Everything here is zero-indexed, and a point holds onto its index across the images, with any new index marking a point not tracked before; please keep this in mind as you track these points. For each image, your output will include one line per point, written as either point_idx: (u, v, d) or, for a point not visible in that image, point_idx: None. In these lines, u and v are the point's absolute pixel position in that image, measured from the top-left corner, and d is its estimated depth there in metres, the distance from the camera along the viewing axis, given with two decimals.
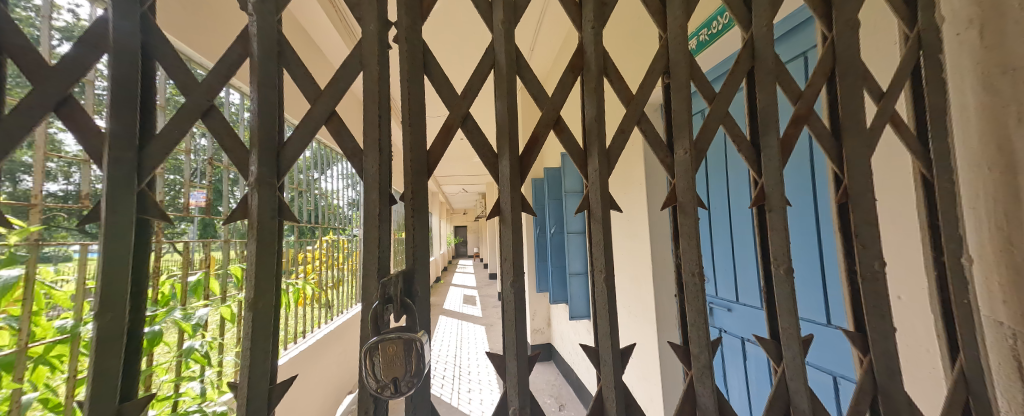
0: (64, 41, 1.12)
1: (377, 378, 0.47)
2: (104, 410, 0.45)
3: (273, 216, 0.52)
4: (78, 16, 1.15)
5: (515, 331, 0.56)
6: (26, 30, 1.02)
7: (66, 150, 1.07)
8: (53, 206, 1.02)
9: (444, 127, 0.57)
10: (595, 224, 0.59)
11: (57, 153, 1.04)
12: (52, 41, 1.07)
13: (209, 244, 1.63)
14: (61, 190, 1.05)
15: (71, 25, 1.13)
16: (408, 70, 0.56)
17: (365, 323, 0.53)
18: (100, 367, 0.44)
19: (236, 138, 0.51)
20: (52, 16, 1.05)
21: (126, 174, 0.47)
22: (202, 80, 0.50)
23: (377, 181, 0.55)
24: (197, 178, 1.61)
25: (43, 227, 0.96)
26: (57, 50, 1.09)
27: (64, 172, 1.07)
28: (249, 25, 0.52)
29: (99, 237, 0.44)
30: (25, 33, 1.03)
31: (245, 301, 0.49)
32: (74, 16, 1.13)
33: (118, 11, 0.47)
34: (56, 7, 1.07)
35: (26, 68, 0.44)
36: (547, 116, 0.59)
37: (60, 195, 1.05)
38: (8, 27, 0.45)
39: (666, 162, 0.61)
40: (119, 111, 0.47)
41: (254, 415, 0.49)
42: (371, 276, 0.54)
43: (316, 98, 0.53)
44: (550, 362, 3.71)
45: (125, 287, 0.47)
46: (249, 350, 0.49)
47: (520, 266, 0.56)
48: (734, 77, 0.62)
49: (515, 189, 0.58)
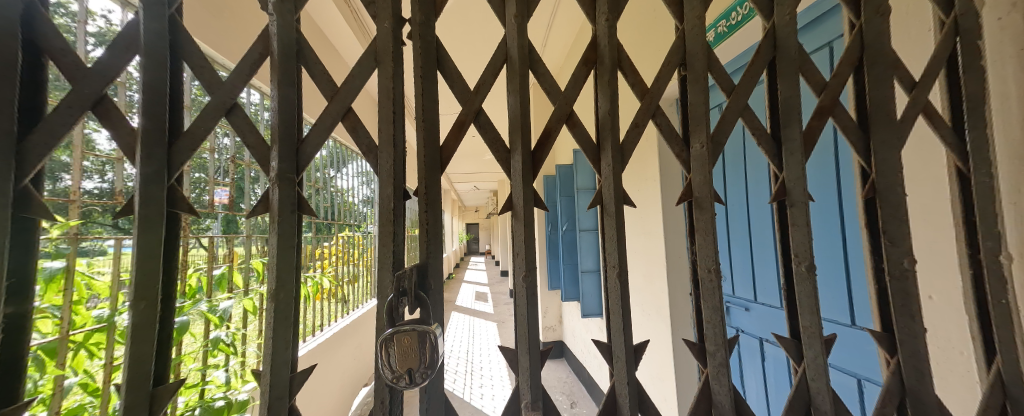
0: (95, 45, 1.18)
1: (392, 368, 0.48)
2: (138, 395, 0.47)
3: (293, 210, 0.53)
4: (109, 20, 1.21)
5: (527, 326, 0.56)
6: (64, 35, 1.08)
7: (100, 149, 1.13)
8: (89, 201, 1.08)
9: (457, 124, 0.58)
10: (607, 219, 0.59)
11: (93, 153, 1.11)
12: (86, 45, 1.13)
13: (232, 239, 1.70)
14: (96, 188, 1.12)
15: (103, 30, 1.19)
16: (421, 68, 0.57)
17: (381, 315, 0.54)
18: (135, 353, 0.47)
19: (259, 136, 0.53)
20: (87, 22, 1.11)
21: (157, 170, 0.49)
22: (226, 78, 0.52)
23: (391, 176, 0.56)
24: (222, 175, 1.68)
25: (81, 222, 1.02)
26: (91, 55, 1.15)
27: (99, 170, 1.13)
28: (269, 25, 0.54)
29: (134, 231, 0.47)
30: (63, 38, 1.09)
31: (267, 293, 0.51)
32: (106, 22, 1.19)
33: (148, 14, 0.50)
34: (90, 13, 1.13)
35: (67, 71, 0.47)
36: (560, 111, 0.59)
37: (96, 192, 1.12)
38: (48, 30, 0.48)
39: (681, 157, 0.59)
40: (151, 109, 0.49)
41: (276, 402, 0.51)
42: (387, 269, 0.56)
43: (333, 96, 0.55)
44: (562, 359, 3.71)
45: (157, 278, 0.49)
46: (271, 340, 0.51)
47: (532, 261, 0.56)
48: (753, 68, 0.60)
49: (527, 185, 0.58)
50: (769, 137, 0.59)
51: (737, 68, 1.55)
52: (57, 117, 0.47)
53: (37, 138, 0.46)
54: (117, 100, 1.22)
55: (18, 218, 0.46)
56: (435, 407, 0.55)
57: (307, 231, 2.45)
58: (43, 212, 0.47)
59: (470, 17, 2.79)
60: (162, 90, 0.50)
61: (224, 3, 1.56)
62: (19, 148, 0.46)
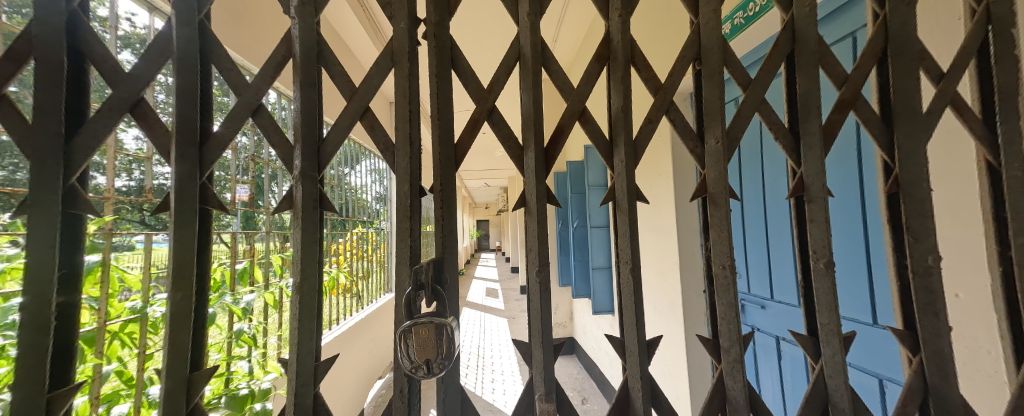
0: (125, 48, 1.24)
1: (411, 358, 0.51)
2: (177, 378, 0.50)
3: (315, 207, 0.55)
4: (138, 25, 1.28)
5: (541, 321, 0.57)
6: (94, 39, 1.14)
7: (128, 148, 1.19)
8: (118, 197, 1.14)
9: (471, 121, 0.59)
10: (621, 215, 0.59)
11: (122, 152, 1.17)
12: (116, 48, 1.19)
13: (252, 235, 1.76)
14: (125, 186, 1.18)
15: (130, 33, 1.25)
16: (436, 67, 0.58)
17: (399, 308, 0.56)
18: (174, 340, 0.50)
19: (282, 135, 0.56)
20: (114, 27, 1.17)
21: (191, 169, 0.52)
22: (252, 81, 0.54)
23: (408, 173, 0.58)
24: (241, 174, 1.74)
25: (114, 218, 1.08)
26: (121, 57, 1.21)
27: (127, 169, 1.19)
28: (292, 29, 0.55)
29: (170, 226, 0.50)
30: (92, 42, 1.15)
31: (292, 285, 0.54)
32: (131, 25, 1.24)
33: (179, 21, 0.52)
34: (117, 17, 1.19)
35: (109, 76, 0.50)
36: (572, 108, 0.60)
37: (125, 190, 1.18)
38: (91, 38, 0.51)
39: (695, 152, 0.59)
40: (184, 110, 0.52)
41: (302, 388, 0.53)
42: (404, 263, 0.58)
43: (352, 95, 0.57)
44: (572, 355, 3.71)
45: (192, 270, 0.52)
46: (297, 330, 0.54)
47: (545, 256, 0.57)
48: (771, 62, 0.59)
49: (539, 181, 0.59)
50: (786, 131, 0.59)
51: (753, 61, 1.51)
52: (100, 118, 0.50)
53: (81, 139, 0.50)
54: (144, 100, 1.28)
55: (67, 214, 0.50)
56: (453, 397, 0.57)
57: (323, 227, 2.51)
58: (88, 208, 0.50)
59: (481, 14, 2.79)
60: (193, 91, 0.53)
61: (245, 7, 1.61)
62: (68, 149, 0.49)
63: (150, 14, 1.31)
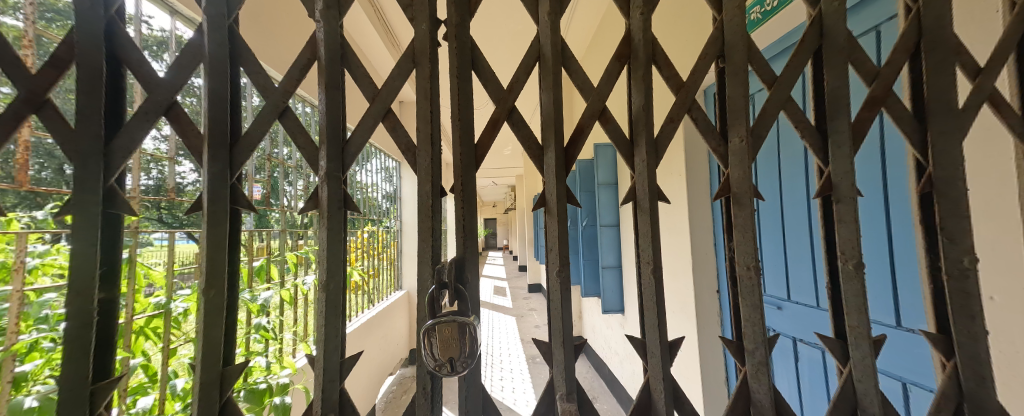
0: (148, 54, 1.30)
1: (434, 356, 0.52)
2: (211, 372, 0.52)
3: (340, 207, 0.57)
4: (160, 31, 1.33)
5: (562, 321, 0.57)
6: None
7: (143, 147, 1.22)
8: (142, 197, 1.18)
9: (491, 121, 0.59)
10: (642, 215, 0.58)
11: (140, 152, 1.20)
12: None
13: (266, 233, 1.80)
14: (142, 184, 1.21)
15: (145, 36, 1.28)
16: (457, 68, 0.59)
17: (422, 306, 0.57)
18: (208, 336, 0.52)
19: (307, 137, 0.57)
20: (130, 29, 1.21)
21: (222, 169, 0.53)
22: (278, 84, 0.55)
23: (429, 174, 0.59)
24: (256, 172, 1.79)
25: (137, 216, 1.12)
26: None
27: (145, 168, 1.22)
28: (317, 32, 0.56)
29: (204, 225, 0.52)
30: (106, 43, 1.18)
31: (318, 283, 0.55)
32: (147, 28, 1.28)
33: (211, 26, 0.53)
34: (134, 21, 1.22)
35: (145, 81, 0.52)
36: (592, 107, 0.60)
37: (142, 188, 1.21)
38: (128, 44, 0.53)
39: (718, 151, 0.58)
40: (215, 112, 0.53)
41: (329, 383, 0.55)
42: (426, 262, 0.58)
43: (374, 97, 0.58)
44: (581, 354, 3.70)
45: (224, 268, 0.54)
46: (323, 328, 0.55)
47: (566, 256, 0.57)
48: (797, 58, 0.57)
49: (560, 181, 0.59)
50: (813, 130, 0.57)
51: (777, 53, 1.42)
52: (137, 121, 0.52)
53: (120, 141, 0.51)
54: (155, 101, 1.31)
55: (107, 213, 0.52)
56: (474, 396, 0.57)
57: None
58: (126, 208, 0.52)
59: (491, 13, 2.79)
60: (223, 94, 0.54)
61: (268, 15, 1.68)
62: (107, 151, 0.51)
63: (174, 19, 1.37)
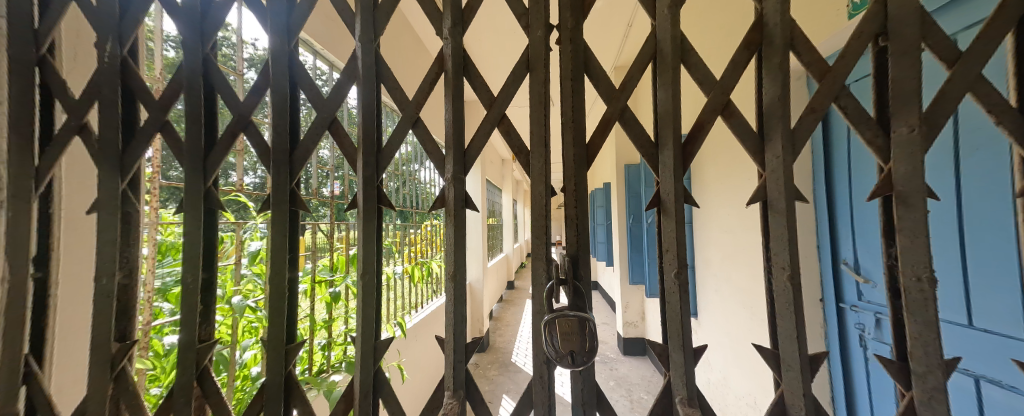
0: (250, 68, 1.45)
1: (556, 348, 0.55)
2: (367, 346, 0.62)
3: (463, 204, 0.63)
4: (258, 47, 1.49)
5: (681, 324, 0.56)
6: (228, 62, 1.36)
7: (248, 152, 1.41)
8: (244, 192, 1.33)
9: (603, 122, 0.59)
10: (775, 217, 0.54)
11: (245, 154, 1.38)
12: (243, 68, 1.40)
13: (342, 225, 1.91)
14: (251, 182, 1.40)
15: (254, 56, 1.48)
16: (571, 71, 0.60)
17: (539, 300, 0.62)
18: (365, 313, 0.62)
19: (436, 144, 0.63)
20: (241, 49, 1.39)
21: (371, 173, 0.62)
22: (413, 98, 0.62)
23: (542, 175, 0.61)
24: (336, 170, 1.95)
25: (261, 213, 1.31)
26: (246, 77, 1.42)
27: (251, 168, 1.41)
28: (445, 48, 0.62)
29: (360, 220, 0.62)
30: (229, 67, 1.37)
31: (449, 272, 0.63)
32: (254, 49, 1.47)
33: (364, 51, 0.62)
34: (244, 42, 1.41)
35: (316, 102, 0.62)
36: (715, 101, 0.56)
37: (252, 185, 1.40)
38: (300, 71, 0.64)
39: (875, 144, 0.51)
40: (367, 126, 0.62)
41: (459, 363, 0.61)
42: (541, 259, 0.62)
43: (491, 104, 0.62)
44: (645, 357, 3.46)
45: (374, 257, 0.63)
46: (453, 312, 0.63)
47: (685, 258, 0.56)
48: (992, 29, 0.48)
49: (678, 180, 0.57)
50: (1017, 114, 0.47)
51: (946, 4, 1.07)
52: (311, 135, 0.63)
53: (300, 152, 0.63)
54: (261, 110, 1.46)
55: (292, 212, 0.64)
56: (590, 389, 0.59)
57: (396, 220, 2.66)
58: (304, 207, 0.63)
59: None
60: (373, 108, 0.63)
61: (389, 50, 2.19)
62: (292, 159, 0.63)
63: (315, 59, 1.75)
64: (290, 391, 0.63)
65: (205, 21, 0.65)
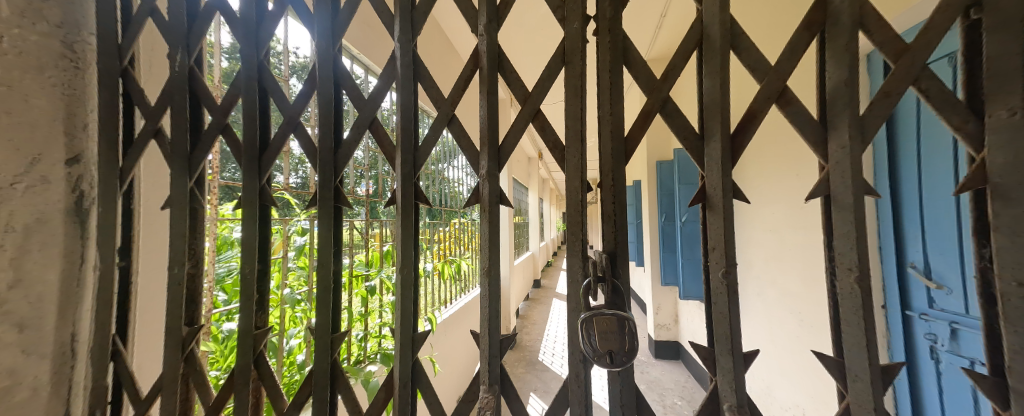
0: (293, 75, 1.55)
1: (594, 347, 0.53)
2: (405, 339, 0.63)
3: (497, 201, 0.63)
4: (301, 57, 1.59)
5: (729, 326, 0.53)
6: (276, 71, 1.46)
7: (293, 154, 1.50)
8: (291, 191, 1.42)
9: (643, 114, 0.57)
10: (839, 214, 0.50)
11: (290, 156, 1.48)
12: (288, 76, 1.49)
13: (377, 223, 1.98)
14: (295, 182, 1.49)
15: (298, 64, 1.57)
16: (609, 63, 0.58)
17: (575, 298, 0.61)
18: (404, 307, 0.64)
19: (470, 141, 0.64)
20: (287, 59, 1.49)
21: (409, 169, 0.64)
22: (449, 95, 0.63)
23: (578, 170, 0.60)
24: (371, 171, 2.04)
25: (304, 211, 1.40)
26: (291, 85, 1.51)
27: (295, 169, 1.50)
28: (480, 44, 0.62)
29: (399, 215, 0.64)
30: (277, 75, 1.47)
31: (483, 269, 0.63)
32: (298, 58, 1.57)
33: (403, 51, 0.64)
34: (289, 52, 1.51)
35: (358, 103, 0.65)
36: (769, 88, 0.52)
37: (295, 184, 1.49)
38: (343, 73, 0.67)
39: (965, 130, 0.45)
40: (406, 123, 0.64)
41: (493, 358, 0.62)
42: (577, 256, 0.61)
43: (526, 99, 0.61)
44: (678, 361, 3.32)
45: (412, 252, 0.65)
46: (488, 307, 0.63)
47: (734, 256, 0.52)
48: None
49: (726, 174, 0.53)
50: None
51: None
52: (354, 135, 0.65)
53: (343, 150, 0.66)
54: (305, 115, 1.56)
55: (336, 208, 0.67)
56: (629, 391, 0.58)
57: (425, 218, 2.73)
58: (347, 203, 0.67)
59: None
60: (410, 107, 0.64)
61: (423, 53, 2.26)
62: (336, 158, 0.66)
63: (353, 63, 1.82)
64: (336, 378, 0.66)
65: (259, 31, 0.69)
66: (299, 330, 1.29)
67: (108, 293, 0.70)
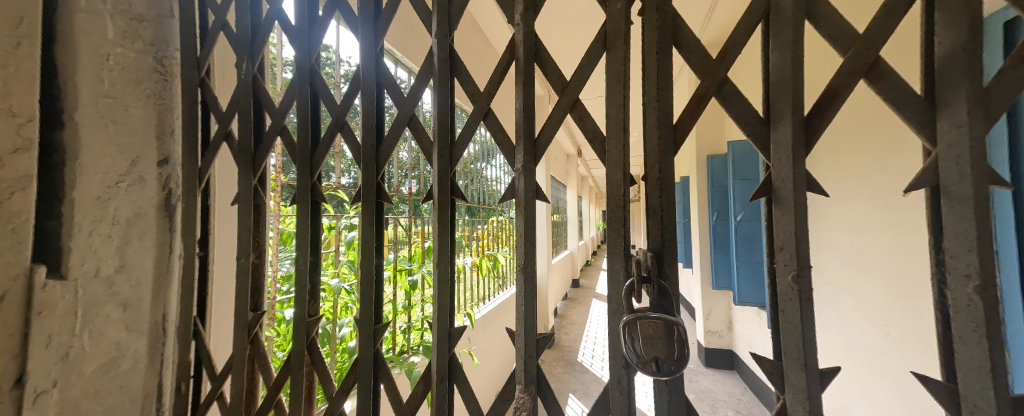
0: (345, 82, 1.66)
1: (638, 354, 0.49)
2: (442, 333, 0.64)
3: (533, 196, 0.61)
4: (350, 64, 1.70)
5: (801, 338, 0.46)
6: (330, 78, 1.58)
7: (345, 155, 1.61)
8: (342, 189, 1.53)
9: (695, 98, 0.52)
10: (952, 208, 0.41)
11: (341, 157, 1.58)
12: (340, 83, 1.60)
13: (420, 221, 2.06)
14: (346, 181, 1.60)
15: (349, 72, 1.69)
16: (657, 45, 0.54)
17: (617, 299, 0.57)
18: (441, 301, 0.65)
19: (506, 134, 0.62)
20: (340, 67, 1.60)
21: (445, 165, 0.64)
22: (484, 89, 0.62)
23: (620, 163, 0.56)
24: (414, 170, 2.12)
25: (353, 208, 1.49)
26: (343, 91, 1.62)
27: (346, 169, 1.61)
28: (517, 34, 0.61)
29: (436, 211, 0.64)
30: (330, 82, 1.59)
31: (520, 265, 0.62)
32: (349, 66, 1.68)
33: (440, 47, 0.64)
34: (342, 61, 1.62)
35: (398, 101, 0.67)
36: (856, 61, 0.45)
37: (346, 183, 1.60)
38: (385, 73, 0.69)
39: None
40: (443, 119, 0.65)
41: (530, 357, 0.60)
42: (619, 254, 0.57)
43: (563, 90, 0.59)
44: (732, 372, 3.06)
45: (448, 248, 0.66)
46: (523, 305, 0.61)
47: (807, 258, 0.46)
48: None
49: (798, 163, 0.46)
50: None
51: None
52: (394, 132, 0.67)
53: (385, 148, 0.68)
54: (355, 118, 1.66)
55: (378, 203, 0.70)
56: (678, 402, 0.53)
57: (464, 215, 2.78)
58: (387, 199, 0.69)
59: None
60: (447, 102, 0.65)
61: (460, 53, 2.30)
62: (379, 155, 0.69)
63: (396, 66, 1.91)
64: (378, 367, 0.69)
65: (310, 38, 0.74)
66: (348, 320, 1.38)
67: (192, 279, 0.79)
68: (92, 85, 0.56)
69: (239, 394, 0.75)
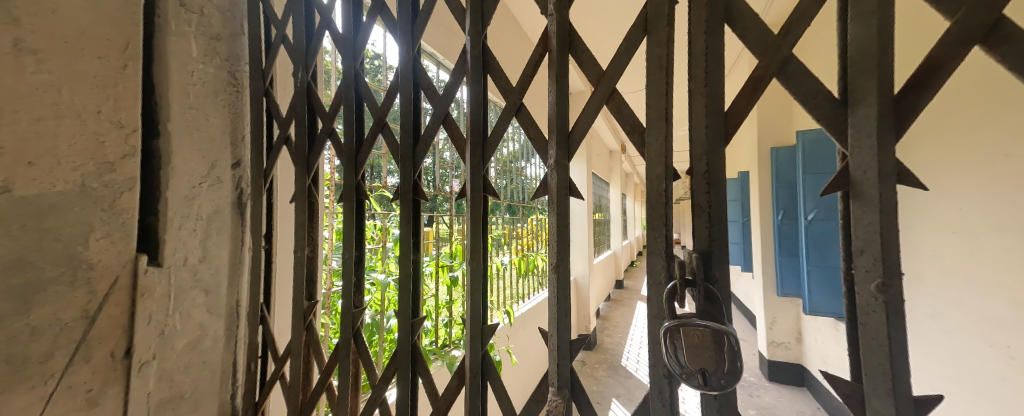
0: None
1: (681, 364, 0.45)
2: (475, 328, 0.65)
3: (566, 192, 0.59)
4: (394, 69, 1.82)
5: (888, 358, 0.39)
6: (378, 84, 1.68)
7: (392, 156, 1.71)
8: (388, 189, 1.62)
9: (751, 81, 0.46)
10: None
11: (388, 158, 1.68)
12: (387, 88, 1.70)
13: (461, 219, 2.12)
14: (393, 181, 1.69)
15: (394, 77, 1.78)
16: (705, 25, 0.49)
17: (658, 304, 0.53)
18: (474, 297, 0.66)
19: (539, 129, 0.61)
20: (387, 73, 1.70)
21: (477, 162, 0.65)
22: (517, 84, 0.62)
23: (662, 156, 0.52)
24: (455, 170, 2.19)
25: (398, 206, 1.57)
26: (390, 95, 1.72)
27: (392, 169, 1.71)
28: (551, 25, 0.59)
29: (469, 208, 0.65)
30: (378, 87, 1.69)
31: (553, 264, 0.60)
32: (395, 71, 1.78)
33: (472, 44, 0.65)
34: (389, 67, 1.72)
35: (433, 100, 0.68)
36: (969, 23, 0.36)
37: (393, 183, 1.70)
38: (421, 74, 0.72)
39: None
40: (475, 116, 0.65)
41: (563, 359, 0.58)
42: (660, 255, 0.53)
43: (598, 80, 0.56)
44: (801, 388, 2.74)
45: (481, 245, 0.66)
46: (557, 305, 0.60)
47: (897, 263, 0.38)
48: None
49: (885, 150, 0.39)
50: None
51: None
52: (430, 131, 0.69)
53: (422, 147, 0.71)
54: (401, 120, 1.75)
55: (414, 201, 0.73)
56: None
57: (503, 214, 2.80)
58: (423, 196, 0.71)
59: None
60: (479, 99, 0.65)
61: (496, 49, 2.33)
62: (415, 154, 0.71)
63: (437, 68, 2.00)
64: (415, 358, 0.71)
65: (354, 45, 0.79)
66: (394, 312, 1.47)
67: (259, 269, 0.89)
68: (181, 99, 0.66)
69: (298, 373, 0.83)
